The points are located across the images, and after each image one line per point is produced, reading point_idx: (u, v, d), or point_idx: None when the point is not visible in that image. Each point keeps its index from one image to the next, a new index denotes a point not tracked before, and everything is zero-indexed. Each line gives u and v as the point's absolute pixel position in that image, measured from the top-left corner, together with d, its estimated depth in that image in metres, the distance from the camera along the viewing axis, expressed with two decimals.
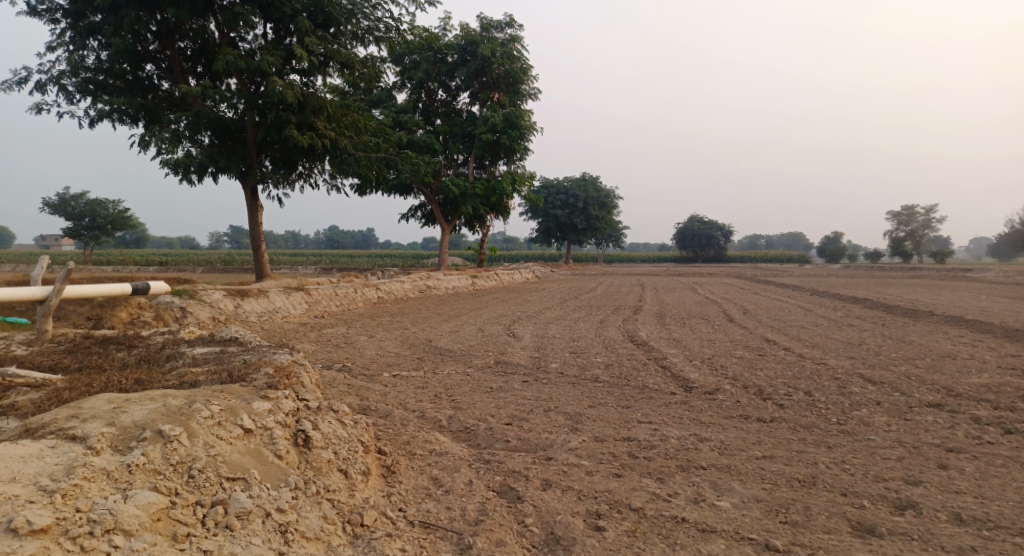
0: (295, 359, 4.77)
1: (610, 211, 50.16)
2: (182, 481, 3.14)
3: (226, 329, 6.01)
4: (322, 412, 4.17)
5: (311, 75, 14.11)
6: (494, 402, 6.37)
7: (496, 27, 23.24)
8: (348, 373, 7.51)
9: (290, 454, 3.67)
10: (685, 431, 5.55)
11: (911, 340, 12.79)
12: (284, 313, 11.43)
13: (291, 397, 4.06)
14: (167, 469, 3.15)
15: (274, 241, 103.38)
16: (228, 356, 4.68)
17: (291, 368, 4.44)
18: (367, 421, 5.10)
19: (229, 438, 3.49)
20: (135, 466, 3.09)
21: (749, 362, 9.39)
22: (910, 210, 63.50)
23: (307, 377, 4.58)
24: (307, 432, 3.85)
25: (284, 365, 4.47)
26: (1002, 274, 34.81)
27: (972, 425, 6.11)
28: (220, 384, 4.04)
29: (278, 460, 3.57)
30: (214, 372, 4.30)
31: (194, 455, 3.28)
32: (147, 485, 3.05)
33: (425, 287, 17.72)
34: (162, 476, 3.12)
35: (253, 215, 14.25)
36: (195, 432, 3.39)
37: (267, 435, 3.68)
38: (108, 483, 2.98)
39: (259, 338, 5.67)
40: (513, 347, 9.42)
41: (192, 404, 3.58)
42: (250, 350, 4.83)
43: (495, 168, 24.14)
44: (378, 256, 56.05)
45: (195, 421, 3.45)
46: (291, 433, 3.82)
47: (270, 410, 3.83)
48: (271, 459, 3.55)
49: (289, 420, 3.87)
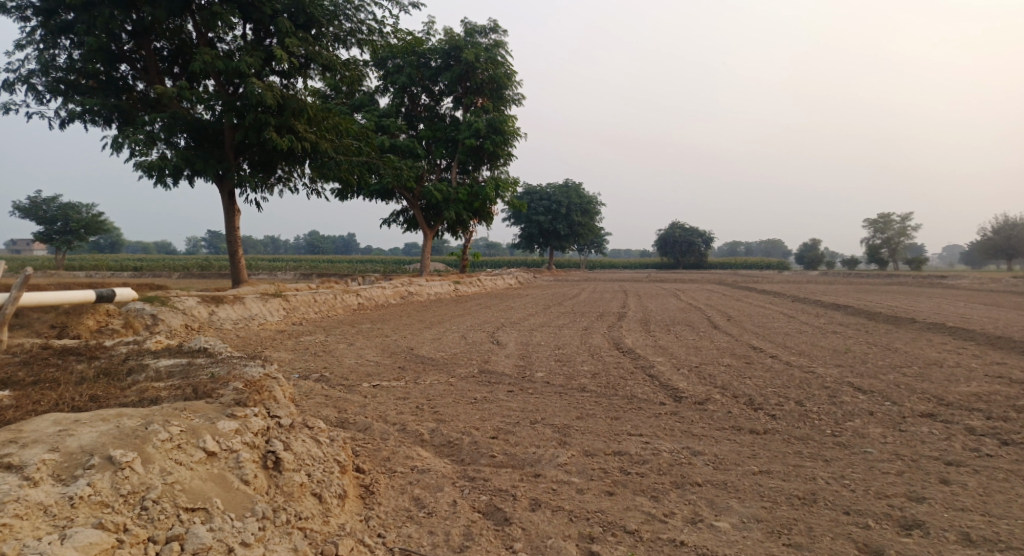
0: (267, 371, 4.51)
1: (592, 217, 50.15)
2: (133, 513, 2.88)
3: (195, 338, 5.71)
4: (295, 430, 3.91)
5: (290, 77, 13.81)
6: (478, 414, 6.13)
7: (480, 32, 23.06)
8: (325, 384, 7.23)
9: (258, 479, 3.40)
10: (677, 444, 5.35)
11: (896, 347, 12.76)
12: (261, 320, 11.11)
13: (260, 414, 3.80)
14: (116, 501, 2.88)
15: (253, 246, 102.15)
16: (194, 369, 4.40)
17: (262, 383, 4.18)
18: (344, 436, 4.84)
19: (189, 463, 3.23)
20: (78, 499, 2.82)
21: (737, 370, 9.23)
22: (887, 219, 64.17)
23: (280, 391, 4.31)
24: (278, 454, 3.59)
25: (254, 379, 4.21)
26: (978, 281, 35.25)
27: (968, 436, 5.97)
28: (183, 401, 3.77)
29: (244, 486, 3.30)
30: (178, 387, 4.02)
31: (148, 484, 3.01)
32: (91, 520, 2.77)
33: (406, 293, 17.44)
34: (110, 509, 2.85)
35: (229, 218, 13.89)
36: (150, 458, 3.13)
37: (233, 458, 3.41)
38: (44, 520, 2.72)
39: (230, 348, 5.38)
40: (498, 355, 9.19)
41: (148, 426, 3.31)
42: (218, 362, 4.55)
43: (478, 173, 23.92)
44: (358, 261, 55.47)
45: (151, 445, 3.19)
46: (260, 455, 3.56)
47: (236, 430, 3.56)
48: (236, 485, 3.28)
49: (257, 440, 3.61)
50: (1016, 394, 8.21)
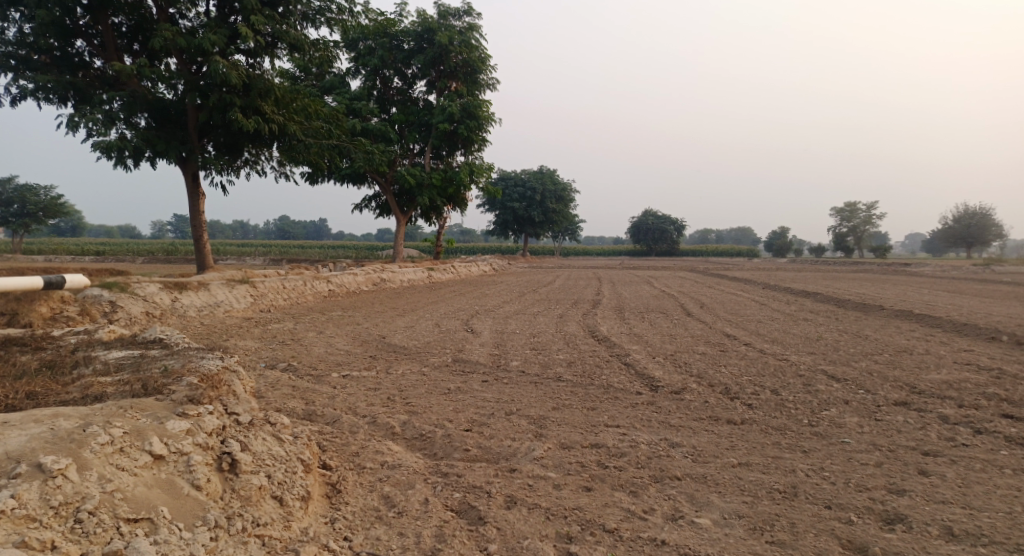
0: (226, 364, 4.27)
1: (567, 204, 50.10)
2: (65, 527, 2.67)
3: (152, 328, 5.43)
4: (254, 428, 3.70)
5: (256, 56, 13.37)
6: (452, 406, 5.94)
7: (453, 14, 22.65)
8: (293, 374, 6.98)
9: (211, 483, 3.20)
10: (656, 435, 5.24)
11: (867, 335, 12.85)
12: (227, 307, 10.77)
13: (216, 412, 3.58)
14: (46, 514, 2.68)
15: (221, 231, 100.30)
16: (146, 362, 4.15)
17: (219, 377, 3.94)
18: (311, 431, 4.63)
19: (133, 469, 3.02)
20: (2, 513, 2.60)
21: (712, 359, 9.16)
22: (853, 207, 65.39)
23: (240, 386, 4.09)
24: (234, 455, 3.38)
25: (212, 373, 3.97)
26: (941, 269, 35.90)
27: (943, 425, 5.94)
28: (131, 398, 3.54)
29: (195, 492, 3.11)
30: (127, 383, 3.78)
31: (84, 493, 2.80)
32: (14, 538, 2.56)
33: (379, 280, 17.12)
34: (37, 523, 2.64)
35: (193, 202, 13.46)
36: (87, 464, 2.91)
37: (183, 461, 3.20)
38: None
39: (188, 339, 5.12)
40: (472, 343, 9.01)
41: (87, 428, 3.09)
42: (173, 354, 4.30)
43: (452, 158, 23.58)
44: (330, 247, 54.75)
45: (89, 449, 2.97)
46: (215, 457, 3.35)
47: (187, 430, 3.34)
48: (185, 491, 3.09)
49: (212, 441, 3.40)
50: (986, 381, 8.26)
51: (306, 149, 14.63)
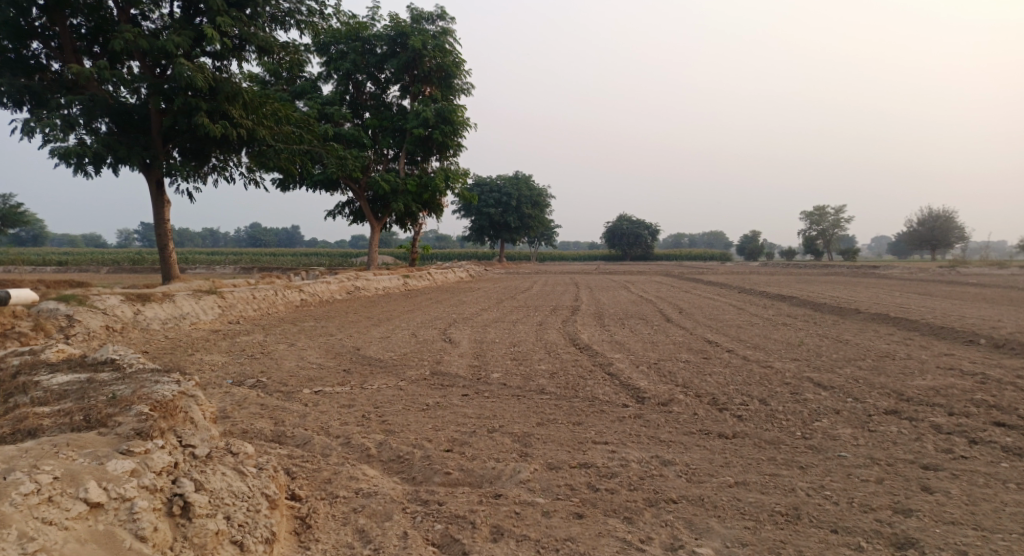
0: (182, 388, 3.99)
1: (543, 210, 49.97)
2: None
3: (104, 346, 5.09)
4: (211, 464, 3.39)
5: (223, 59, 12.95)
6: (431, 423, 5.64)
7: (426, 19, 22.38)
8: (262, 391, 6.63)
9: (159, 532, 2.90)
10: (646, 453, 5.01)
11: (847, 340, 12.76)
12: (193, 319, 10.33)
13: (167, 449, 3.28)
14: None
15: (190, 239, 98.56)
16: (94, 391, 3.83)
17: (173, 407, 3.64)
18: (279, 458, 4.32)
19: (65, 520, 2.72)
20: None
21: (696, 367, 8.96)
22: (822, 210, 66.27)
23: (197, 412, 3.83)
24: (186, 498, 3.08)
25: (165, 403, 3.67)
26: (909, 271, 36.37)
27: (937, 435, 5.76)
28: (70, 436, 3.23)
29: (138, 544, 2.81)
30: (69, 417, 3.47)
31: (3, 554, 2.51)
32: None
33: (353, 288, 16.70)
34: None
35: (158, 210, 12.98)
36: (9, 519, 2.61)
37: (126, 509, 2.90)
38: None
39: (143, 360, 4.78)
40: (451, 355, 8.69)
41: (10, 476, 2.79)
42: (124, 379, 3.99)
43: (427, 164, 23.22)
44: (303, 255, 53.94)
45: (12, 501, 2.67)
46: (164, 501, 3.05)
47: (132, 471, 3.06)
48: (127, 544, 2.78)
49: (161, 483, 3.10)
50: (972, 387, 8.13)
51: (277, 155, 14.23)
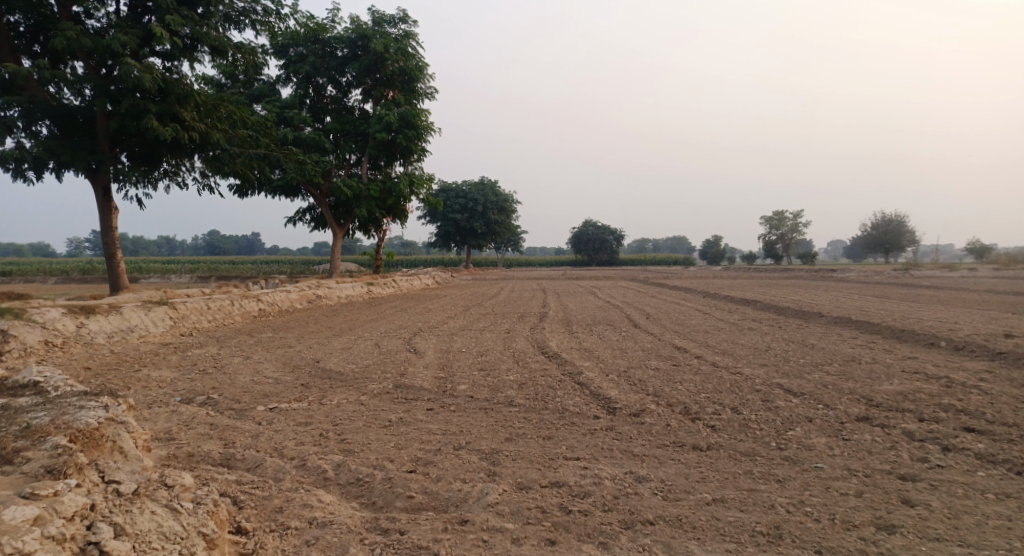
0: (108, 415, 3.98)
1: (508, 215, 49.80)
2: None
3: (28, 369, 4.99)
4: (134, 501, 3.30)
5: (174, 59, 12.45)
6: (393, 441, 5.34)
7: (388, 22, 22.03)
8: (212, 409, 6.24)
9: None
10: (620, 468, 4.80)
11: (812, 344, 12.77)
12: (142, 332, 9.83)
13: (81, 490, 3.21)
14: None
15: (146, 247, 95.91)
16: (10, 423, 3.79)
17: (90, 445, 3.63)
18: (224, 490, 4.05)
19: None
20: None
21: (666, 374, 8.79)
22: (780, 215, 66.94)
23: (124, 441, 3.84)
24: (102, 545, 2.94)
25: (85, 436, 3.66)
26: (866, 274, 37.14)
27: (912, 443, 5.65)
28: None
29: None
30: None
31: None
32: None
33: (314, 297, 16.23)
34: None
35: (105, 217, 12.41)
36: None
37: None
38: None
39: (70, 383, 4.70)
40: (415, 366, 8.38)
41: None
42: (44, 408, 3.98)
43: (390, 169, 22.82)
44: (263, 261, 52.82)
45: None
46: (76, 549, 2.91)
47: (36, 518, 2.92)
48: None
49: (74, 529, 2.96)
50: (940, 391, 8.11)
51: (233, 160, 13.79)
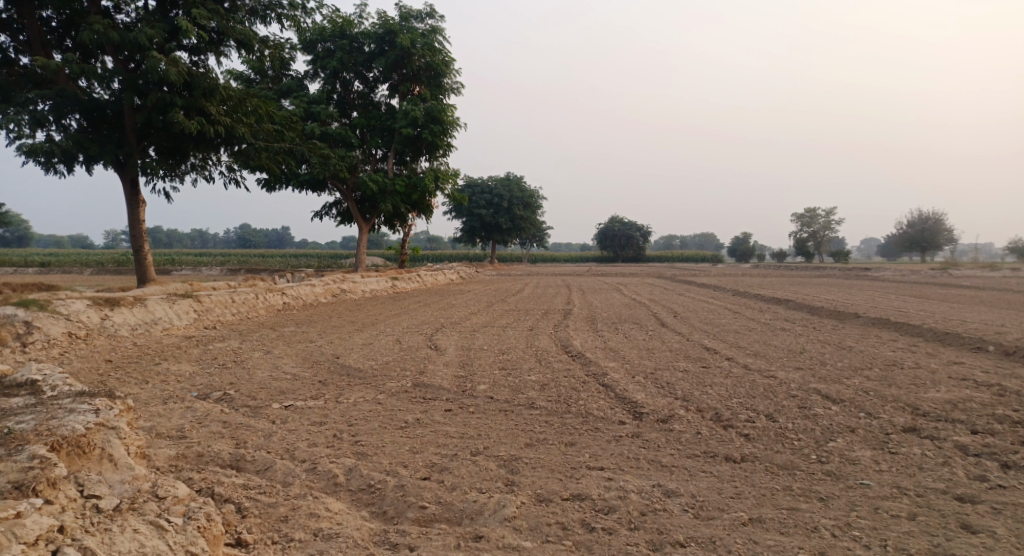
0: (99, 422, 3.96)
1: (534, 211, 49.48)
2: None
3: (28, 367, 5.15)
4: (112, 519, 3.23)
5: (201, 53, 12.40)
6: (408, 444, 5.11)
7: (415, 17, 21.85)
8: (227, 406, 6.08)
9: None
10: (647, 480, 4.51)
11: (849, 346, 12.26)
12: (165, 325, 9.75)
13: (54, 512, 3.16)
14: None
15: (178, 239, 97.59)
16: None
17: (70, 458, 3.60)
18: (222, 501, 3.91)
19: None
20: None
21: (695, 377, 8.43)
22: (812, 212, 65.98)
23: (114, 452, 3.81)
24: None
25: (67, 445, 3.64)
26: (899, 273, 36.16)
27: (965, 458, 5.26)
28: None
29: None
30: None
31: None
32: None
33: (339, 290, 16.12)
34: None
35: (133, 209, 12.40)
36: None
37: None
38: None
39: (68, 385, 4.70)
40: (435, 363, 8.15)
41: None
42: (30, 415, 4.01)
43: (416, 164, 22.66)
44: (291, 255, 53.32)
45: None
46: None
47: None
48: None
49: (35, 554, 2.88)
50: (990, 400, 7.64)
51: (258, 154, 13.77)
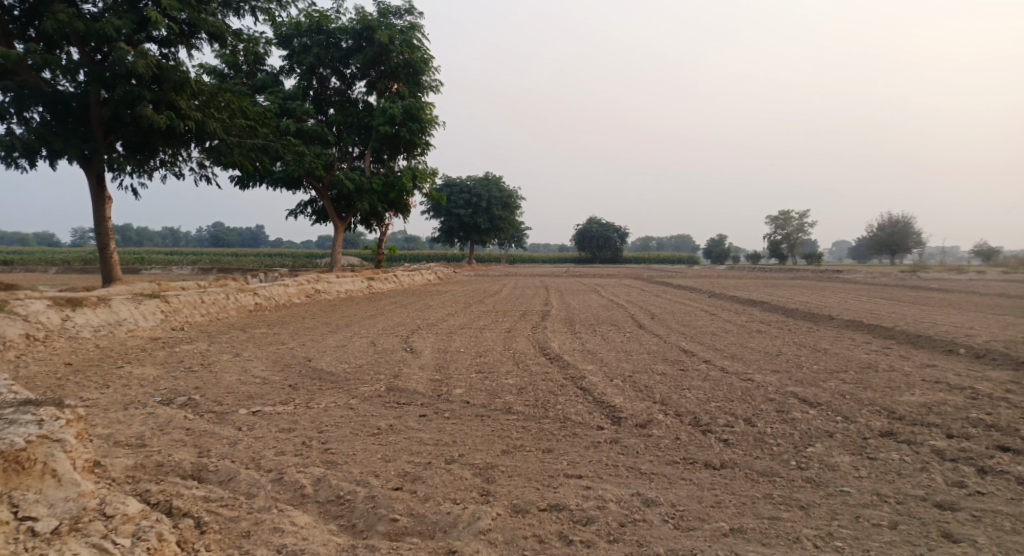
0: (43, 433, 3.77)
1: (512, 211, 49.38)
2: None
3: None
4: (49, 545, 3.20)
5: (171, 46, 12.06)
6: (380, 452, 4.94)
7: (393, 13, 21.59)
8: (191, 412, 5.85)
9: None
10: (626, 489, 4.41)
11: (824, 349, 12.29)
12: (130, 326, 9.44)
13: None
14: None
15: (150, 238, 95.85)
16: None
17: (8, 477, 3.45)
18: (180, 515, 3.75)
19: None
20: None
21: (674, 380, 8.35)
22: (785, 215, 66.97)
23: (60, 466, 3.66)
24: None
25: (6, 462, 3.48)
26: (870, 276, 36.68)
27: (944, 464, 5.22)
28: None
29: None
30: None
31: None
32: None
33: (312, 290, 15.82)
34: None
35: (97, 206, 12.03)
36: None
37: None
38: None
39: (18, 393, 4.47)
40: (410, 367, 7.97)
41: None
42: None
43: (393, 162, 22.41)
44: (265, 255, 52.52)
45: None
46: None
47: None
48: None
49: None
50: (965, 403, 7.66)
51: (230, 150, 13.44)
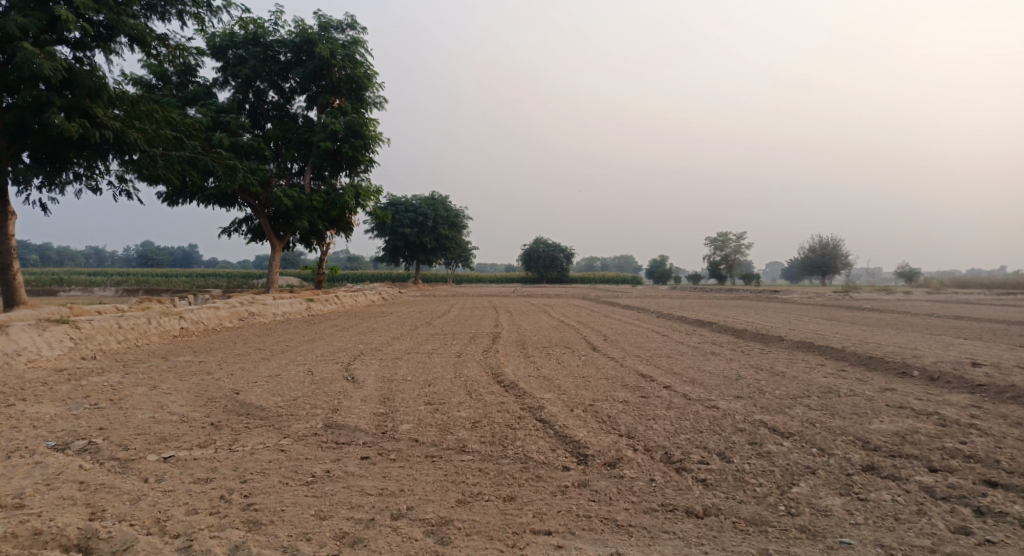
0: None
1: (459, 231, 48.81)
2: None
3: None
4: None
5: (85, 49, 11.07)
6: (315, 506, 4.24)
7: (336, 27, 20.86)
8: (90, 458, 5.00)
9: None
10: (601, 548, 3.95)
11: (781, 372, 12.00)
12: (32, 356, 8.39)
13: None
14: None
15: (73, 258, 91.30)
16: None
17: None
18: None
19: None
20: None
21: (636, 409, 7.81)
22: (723, 236, 68.48)
23: None
24: None
25: None
26: (806, 295, 37.60)
27: (936, 503, 4.83)
28: None
29: None
30: None
31: None
32: None
33: (246, 314, 14.78)
34: None
35: (1, 224, 10.88)
36: None
37: None
38: None
39: None
40: (351, 399, 7.20)
41: None
42: None
43: (335, 179, 21.54)
44: (200, 275, 50.28)
45: None
46: None
47: None
48: None
49: None
50: (937, 431, 7.31)
51: (154, 163, 12.45)
